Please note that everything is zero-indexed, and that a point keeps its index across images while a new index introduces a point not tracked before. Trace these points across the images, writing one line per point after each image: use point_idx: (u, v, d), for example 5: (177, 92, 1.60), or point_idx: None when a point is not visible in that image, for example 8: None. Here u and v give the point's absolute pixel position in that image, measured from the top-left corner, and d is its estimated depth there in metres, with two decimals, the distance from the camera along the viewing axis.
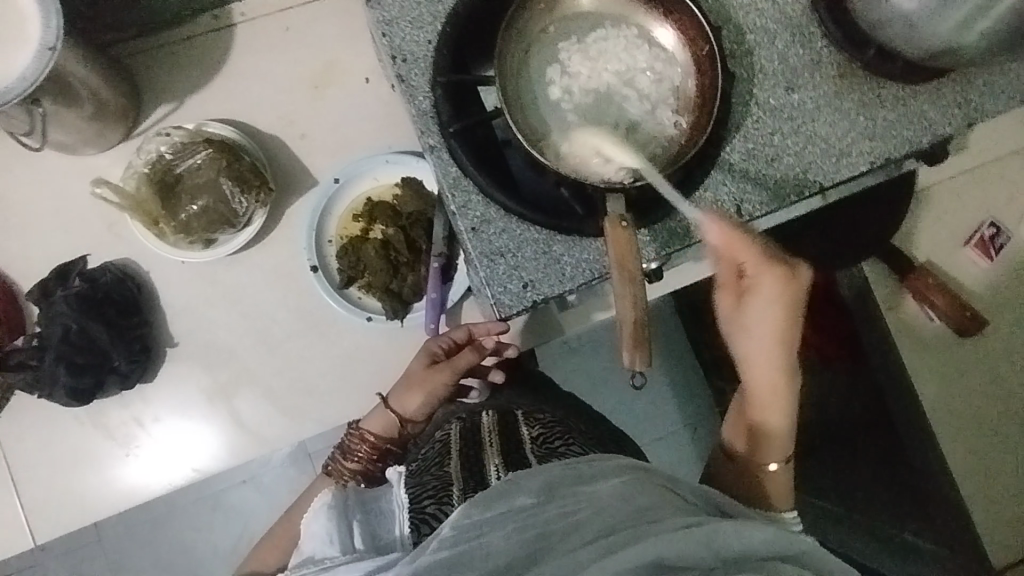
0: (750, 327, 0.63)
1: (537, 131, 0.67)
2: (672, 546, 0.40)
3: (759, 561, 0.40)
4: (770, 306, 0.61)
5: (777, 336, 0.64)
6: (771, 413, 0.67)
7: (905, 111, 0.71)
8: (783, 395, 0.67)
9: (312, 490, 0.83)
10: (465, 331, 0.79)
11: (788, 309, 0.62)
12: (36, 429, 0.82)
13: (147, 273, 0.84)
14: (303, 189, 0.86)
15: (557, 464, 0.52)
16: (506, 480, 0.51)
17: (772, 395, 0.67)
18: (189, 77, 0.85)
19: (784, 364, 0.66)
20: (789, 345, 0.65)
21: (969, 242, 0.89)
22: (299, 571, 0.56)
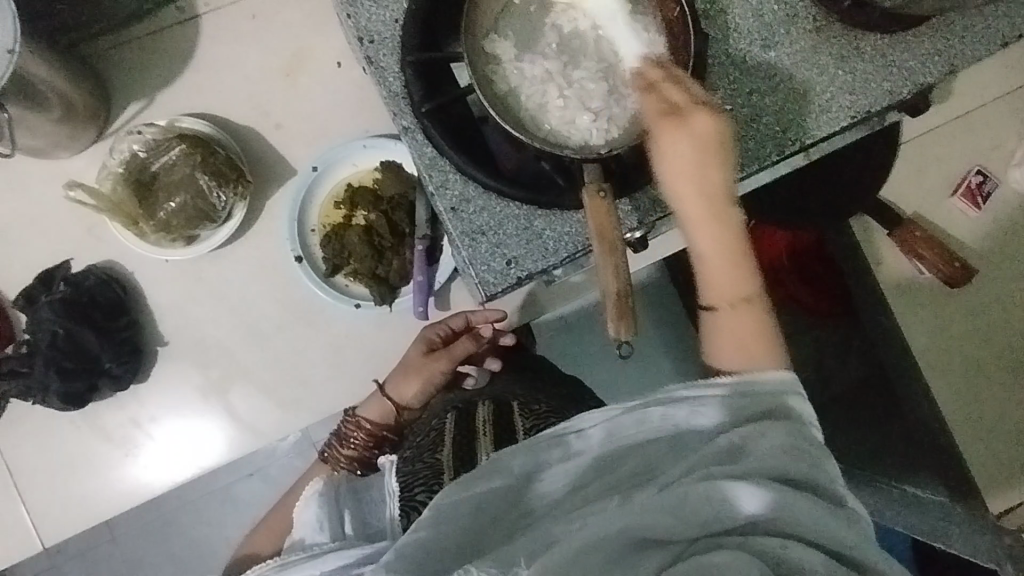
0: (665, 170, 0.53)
1: (511, 107, 0.66)
2: (650, 519, 0.43)
3: (735, 536, 0.42)
4: (682, 144, 0.51)
5: (697, 184, 0.52)
6: (728, 267, 0.53)
7: (884, 62, 0.70)
8: (735, 244, 0.53)
9: (309, 476, 0.84)
10: (464, 320, 0.83)
11: (702, 147, 0.51)
12: (32, 436, 0.83)
13: (132, 273, 0.84)
14: (282, 180, 0.85)
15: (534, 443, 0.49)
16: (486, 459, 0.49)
17: (722, 247, 0.53)
18: (158, 73, 0.84)
19: (716, 202, 0.53)
20: (720, 194, 0.53)
21: (957, 191, 0.88)
22: (286, 557, 0.57)
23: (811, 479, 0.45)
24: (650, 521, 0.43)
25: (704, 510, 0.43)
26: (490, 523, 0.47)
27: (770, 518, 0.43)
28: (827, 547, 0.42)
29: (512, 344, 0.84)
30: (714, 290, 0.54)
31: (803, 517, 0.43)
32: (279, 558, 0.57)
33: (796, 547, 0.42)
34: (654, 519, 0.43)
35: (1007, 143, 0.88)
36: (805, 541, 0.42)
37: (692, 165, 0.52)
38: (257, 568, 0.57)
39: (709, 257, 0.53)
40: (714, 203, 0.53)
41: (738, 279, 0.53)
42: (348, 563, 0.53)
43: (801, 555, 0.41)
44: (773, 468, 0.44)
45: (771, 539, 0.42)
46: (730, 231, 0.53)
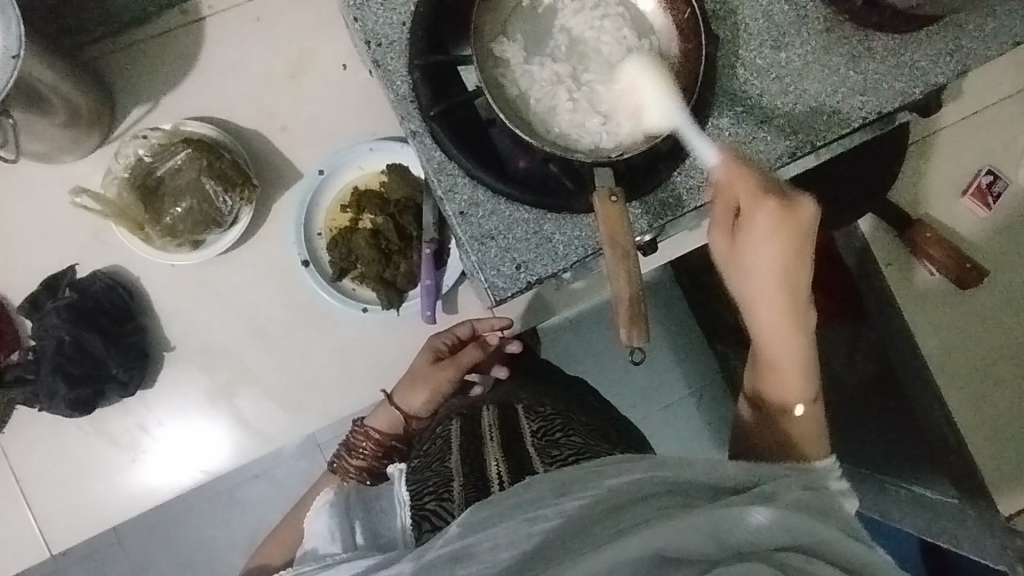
0: (750, 265, 0.61)
1: (520, 110, 0.66)
2: (683, 535, 0.42)
3: (763, 549, 0.42)
4: (775, 240, 0.59)
5: (779, 278, 0.61)
6: (793, 353, 0.64)
7: (896, 61, 0.69)
8: (801, 336, 0.64)
9: (317, 488, 0.84)
10: (470, 327, 0.82)
11: (789, 245, 0.60)
12: (38, 442, 0.83)
13: (137, 278, 0.83)
14: (288, 183, 0.85)
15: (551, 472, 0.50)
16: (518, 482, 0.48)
17: (789, 345, 0.64)
18: (163, 76, 0.84)
19: (788, 303, 0.63)
20: (796, 291, 0.62)
21: (967, 191, 0.87)
22: (301, 568, 0.58)
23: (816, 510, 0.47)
24: (685, 536, 0.41)
25: (734, 524, 0.43)
26: None
27: (791, 536, 0.44)
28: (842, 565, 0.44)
29: (519, 351, 0.84)
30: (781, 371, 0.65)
31: (817, 535, 0.44)
32: (295, 570, 0.58)
33: (817, 562, 0.43)
34: (690, 532, 0.42)
35: (1017, 142, 0.88)
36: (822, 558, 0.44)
37: (779, 262, 0.60)
38: None
39: (781, 341, 0.64)
40: (791, 296, 0.62)
41: (799, 375, 0.65)
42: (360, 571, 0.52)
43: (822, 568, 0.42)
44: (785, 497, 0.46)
45: (793, 554, 0.43)
46: (799, 322, 0.63)
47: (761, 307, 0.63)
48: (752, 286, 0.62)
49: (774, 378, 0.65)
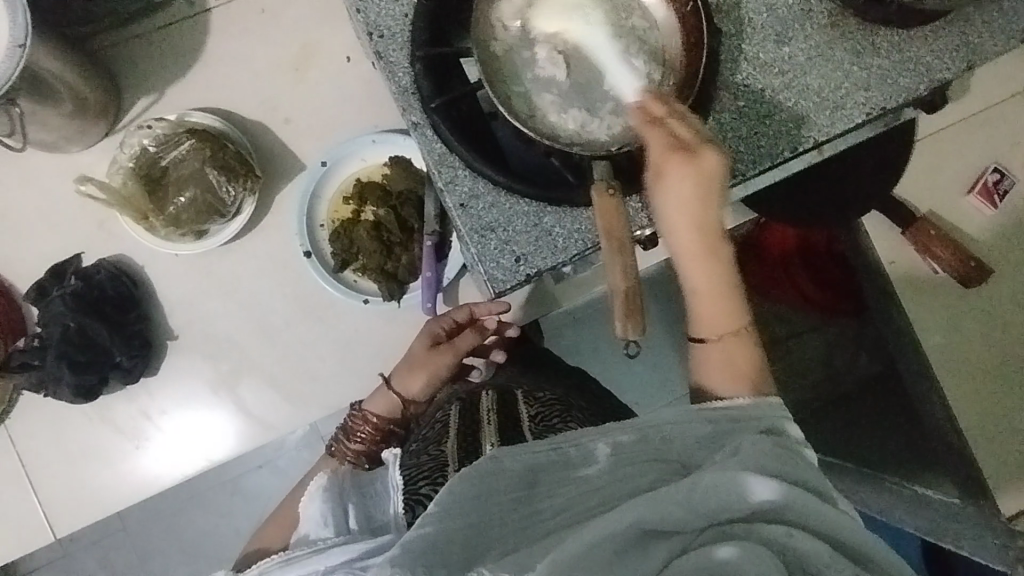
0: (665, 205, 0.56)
1: (523, 102, 0.66)
2: (657, 511, 0.43)
3: (744, 526, 0.42)
4: (683, 185, 0.55)
5: (698, 228, 0.56)
6: (713, 296, 0.57)
7: (901, 57, 0.69)
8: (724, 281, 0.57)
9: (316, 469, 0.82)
10: (467, 313, 0.81)
11: (701, 193, 0.55)
12: (44, 427, 0.84)
13: (141, 268, 0.84)
14: (291, 174, 0.85)
15: (543, 445, 0.50)
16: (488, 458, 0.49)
17: (712, 283, 0.57)
18: (168, 67, 0.84)
19: (711, 239, 0.57)
20: (717, 227, 0.57)
21: (972, 189, 0.86)
22: (291, 552, 0.57)
23: (800, 476, 0.46)
24: (659, 515, 0.43)
25: (716, 499, 0.43)
26: (497, 518, 0.47)
27: (774, 509, 0.43)
28: (834, 539, 0.43)
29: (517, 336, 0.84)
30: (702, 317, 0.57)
31: (808, 508, 0.43)
32: (284, 554, 0.58)
33: (803, 539, 0.42)
34: (669, 515, 0.43)
35: None
36: (813, 532, 0.43)
37: (695, 212, 0.56)
38: (264, 563, 0.58)
39: (698, 283, 0.57)
40: (707, 241, 0.57)
41: (728, 312, 0.57)
42: (349, 559, 0.54)
43: (810, 545, 0.42)
44: (770, 465, 0.45)
45: (776, 527, 0.42)
46: (719, 259, 0.57)
47: (677, 245, 0.57)
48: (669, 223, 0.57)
49: (705, 318, 0.57)
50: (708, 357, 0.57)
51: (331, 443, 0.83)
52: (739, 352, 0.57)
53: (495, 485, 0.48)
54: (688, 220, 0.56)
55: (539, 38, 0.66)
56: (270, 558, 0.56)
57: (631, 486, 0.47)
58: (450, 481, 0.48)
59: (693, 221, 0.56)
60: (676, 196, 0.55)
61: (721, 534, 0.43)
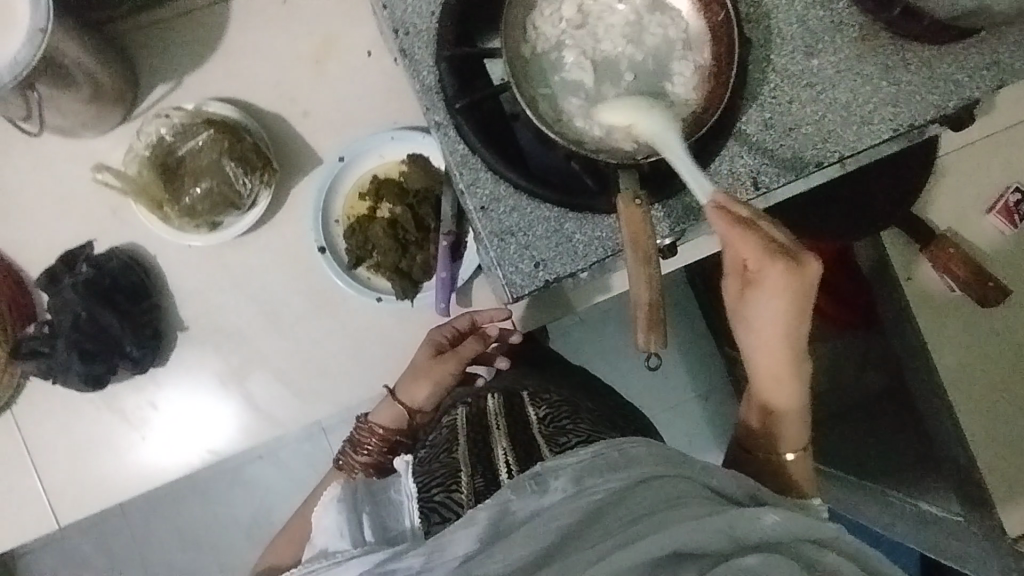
0: (754, 315, 0.60)
1: (548, 105, 0.65)
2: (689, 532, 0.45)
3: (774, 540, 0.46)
4: (774, 305, 0.57)
5: (784, 326, 0.60)
6: (784, 378, 0.63)
7: (931, 74, 0.68)
8: (794, 366, 0.63)
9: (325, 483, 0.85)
10: (469, 321, 0.81)
11: (793, 306, 0.57)
12: (51, 414, 0.83)
13: (153, 257, 0.84)
14: (307, 168, 0.84)
15: (588, 451, 0.50)
16: (534, 473, 0.49)
17: (779, 382, 0.63)
18: (188, 56, 0.83)
19: (788, 346, 0.61)
20: (797, 334, 0.61)
21: (993, 208, 0.84)
22: (311, 566, 0.59)
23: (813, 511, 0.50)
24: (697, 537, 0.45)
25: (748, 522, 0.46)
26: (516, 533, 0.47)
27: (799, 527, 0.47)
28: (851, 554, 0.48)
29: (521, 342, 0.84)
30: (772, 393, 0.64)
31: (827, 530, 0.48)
32: (304, 566, 0.60)
33: (826, 551, 0.47)
34: (704, 533, 0.45)
35: None
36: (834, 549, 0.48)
37: (785, 316, 0.59)
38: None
39: (765, 378, 0.63)
40: (786, 339, 0.61)
41: (790, 404, 0.64)
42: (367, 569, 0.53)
43: (830, 557, 0.47)
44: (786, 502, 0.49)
45: (801, 543, 0.47)
46: (791, 363, 0.62)
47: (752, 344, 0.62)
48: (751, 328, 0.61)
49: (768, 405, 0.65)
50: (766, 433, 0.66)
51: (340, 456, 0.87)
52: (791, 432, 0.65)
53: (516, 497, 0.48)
54: (771, 332, 0.60)
55: (567, 42, 0.66)
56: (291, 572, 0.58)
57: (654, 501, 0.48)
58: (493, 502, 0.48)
59: (775, 333, 0.60)
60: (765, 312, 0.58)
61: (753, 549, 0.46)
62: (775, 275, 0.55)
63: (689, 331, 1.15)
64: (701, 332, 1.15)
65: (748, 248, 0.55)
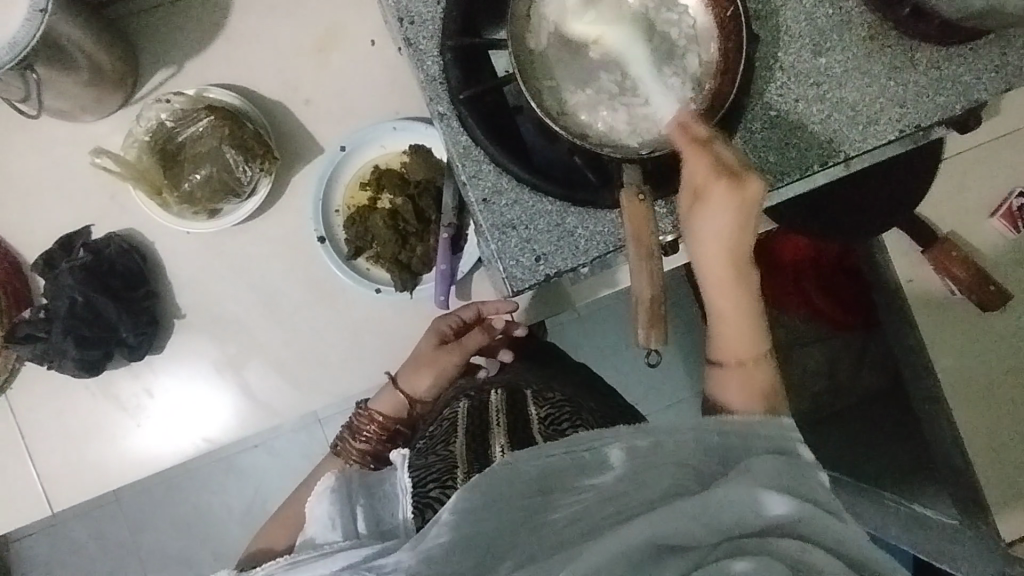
0: (703, 236, 0.57)
1: (553, 99, 0.64)
2: (669, 524, 0.43)
3: (759, 541, 0.42)
4: (721, 215, 0.55)
5: (729, 251, 0.57)
6: (739, 305, 0.58)
7: (938, 75, 0.67)
8: (748, 293, 0.58)
9: (318, 472, 0.83)
10: (475, 311, 0.81)
11: (740, 216, 0.55)
12: (46, 399, 0.83)
13: (151, 243, 0.83)
14: (308, 157, 0.84)
15: (558, 446, 0.49)
16: (503, 462, 0.48)
17: (736, 311, 0.58)
18: (189, 41, 0.82)
19: (739, 267, 0.58)
20: (746, 257, 0.58)
21: (996, 212, 0.83)
22: (298, 556, 0.58)
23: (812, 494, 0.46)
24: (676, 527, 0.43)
25: (731, 514, 0.43)
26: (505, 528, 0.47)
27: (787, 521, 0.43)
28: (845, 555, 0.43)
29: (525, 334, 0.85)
30: (720, 336, 0.59)
31: (822, 525, 0.44)
32: (289, 557, 0.58)
33: (820, 554, 0.42)
34: (680, 526, 0.43)
35: None
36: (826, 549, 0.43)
37: (731, 231, 0.56)
38: (269, 565, 0.58)
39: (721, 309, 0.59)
40: (736, 260, 0.57)
41: (750, 338, 0.59)
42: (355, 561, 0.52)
43: (823, 561, 0.42)
44: (781, 481, 0.46)
45: (790, 542, 0.43)
46: (745, 287, 0.58)
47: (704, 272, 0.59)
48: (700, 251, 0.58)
49: (727, 341, 0.59)
50: (727, 377, 0.59)
51: (336, 442, 0.84)
52: (756, 374, 0.59)
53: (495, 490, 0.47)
54: (721, 251, 0.57)
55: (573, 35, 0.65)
56: (276, 561, 0.56)
57: (645, 495, 0.46)
58: (461, 488, 0.48)
59: (724, 251, 0.57)
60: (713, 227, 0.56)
61: (737, 549, 0.42)
62: (718, 184, 0.55)
63: (688, 329, 1.14)
64: (701, 331, 1.15)
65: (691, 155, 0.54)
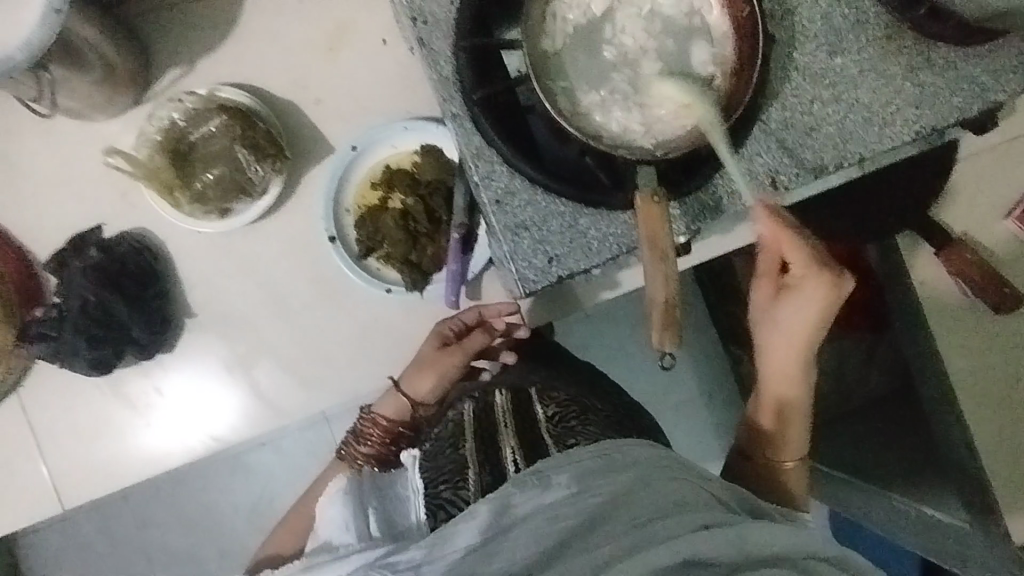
0: (782, 321, 0.68)
1: (567, 98, 0.64)
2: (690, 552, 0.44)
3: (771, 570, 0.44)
4: (808, 304, 0.66)
5: (807, 335, 0.68)
6: (791, 380, 0.71)
7: (955, 75, 0.67)
8: (803, 373, 0.71)
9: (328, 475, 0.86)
10: (476, 314, 0.82)
11: (824, 307, 0.66)
12: (57, 398, 0.83)
13: (162, 242, 0.83)
14: (319, 156, 0.84)
15: (587, 452, 0.54)
16: (537, 468, 0.52)
17: (785, 387, 0.72)
18: (201, 39, 0.82)
19: (803, 354, 0.70)
20: (813, 342, 0.69)
21: (1010, 214, 0.82)
22: (314, 557, 0.58)
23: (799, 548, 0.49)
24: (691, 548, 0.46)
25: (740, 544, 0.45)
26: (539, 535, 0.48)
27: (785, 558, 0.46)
28: None
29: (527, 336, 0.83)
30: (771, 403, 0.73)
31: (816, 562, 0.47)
32: (305, 559, 0.59)
33: None
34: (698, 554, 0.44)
35: None
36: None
37: (809, 319, 0.67)
38: (287, 567, 0.59)
39: (774, 378, 0.71)
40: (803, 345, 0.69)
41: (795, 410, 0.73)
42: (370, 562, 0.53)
43: None
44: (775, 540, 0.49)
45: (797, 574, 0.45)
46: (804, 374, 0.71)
47: (770, 351, 0.70)
48: (774, 335, 0.69)
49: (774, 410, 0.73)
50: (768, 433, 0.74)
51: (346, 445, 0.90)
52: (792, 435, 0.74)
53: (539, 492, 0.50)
54: (791, 339, 0.69)
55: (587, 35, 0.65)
56: (293, 563, 0.58)
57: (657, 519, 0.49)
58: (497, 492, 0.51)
59: (795, 337, 0.68)
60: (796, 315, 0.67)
61: None
62: (812, 278, 0.64)
63: (697, 330, 1.14)
64: (710, 333, 1.14)
65: (794, 250, 0.63)
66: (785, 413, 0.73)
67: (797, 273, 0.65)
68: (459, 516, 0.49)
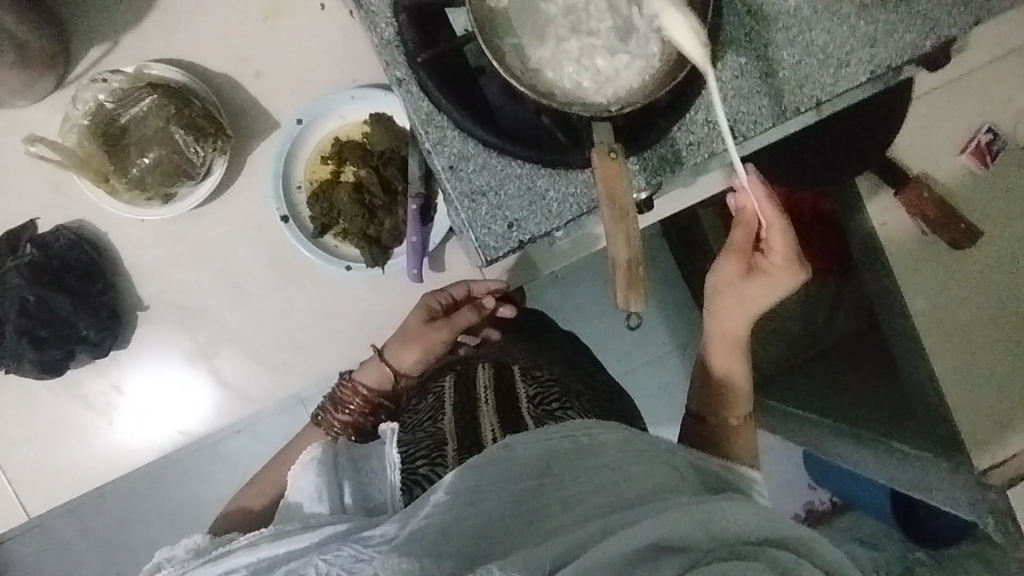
0: (743, 291, 0.69)
1: (516, 58, 0.61)
2: (674, 527, 0.47)
3: (752, 547, 0.49)
4: (774, 282, 0.68)
5: (758, 308, 0.71)
6: (736, 344, 0.73)
7: (908, 11, 0.66)
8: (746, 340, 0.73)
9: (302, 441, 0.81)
10: (465, 289, 0.81)
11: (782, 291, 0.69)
12: (8, 404, 0.79)
13: (103, 233, 0.79)
14: (263, 132, 0.80)
15: (556, 431, 0.53)
16: (503, 445, 0.51)
17: (730, 351, 0.74)
18: (124, 13, 0.77)
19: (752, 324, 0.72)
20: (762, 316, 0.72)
21: (965, 149, 0.82)
22: (283, 526, 0.56)
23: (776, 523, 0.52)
24: (677, 529, 0.47)
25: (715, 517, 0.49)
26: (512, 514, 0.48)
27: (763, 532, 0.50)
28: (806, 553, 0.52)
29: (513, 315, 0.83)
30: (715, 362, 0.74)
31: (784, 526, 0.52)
32: (273, 527, 0.56)
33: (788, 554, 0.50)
34: (680, 527, 0.47)
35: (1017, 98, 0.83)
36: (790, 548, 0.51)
37: (765, 295, 0.69)
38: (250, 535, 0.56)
39: (722, 342, 0.73)
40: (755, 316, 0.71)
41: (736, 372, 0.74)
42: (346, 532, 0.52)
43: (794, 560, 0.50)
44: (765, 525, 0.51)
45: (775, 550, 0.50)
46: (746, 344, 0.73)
47: (723, 313, 0.72)
48: (732, 300, 0.70)
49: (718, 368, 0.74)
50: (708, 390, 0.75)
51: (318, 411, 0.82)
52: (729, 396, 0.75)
53: (506, 473, 0.50)
54: (748, 307, 0.70)
55: None
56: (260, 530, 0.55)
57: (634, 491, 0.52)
58: (461, 469, 0.49)
59: (749, 307, 0.70)
60: (758, 290, 0.69)
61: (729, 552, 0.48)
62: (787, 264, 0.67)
63: (668, 286, 1.14)
64: (680, 287, 1.14)
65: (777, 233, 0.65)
66: (727, 373, 0.74)
67: (774, 260, 0.67)
68: (429, 494, 0.49)
